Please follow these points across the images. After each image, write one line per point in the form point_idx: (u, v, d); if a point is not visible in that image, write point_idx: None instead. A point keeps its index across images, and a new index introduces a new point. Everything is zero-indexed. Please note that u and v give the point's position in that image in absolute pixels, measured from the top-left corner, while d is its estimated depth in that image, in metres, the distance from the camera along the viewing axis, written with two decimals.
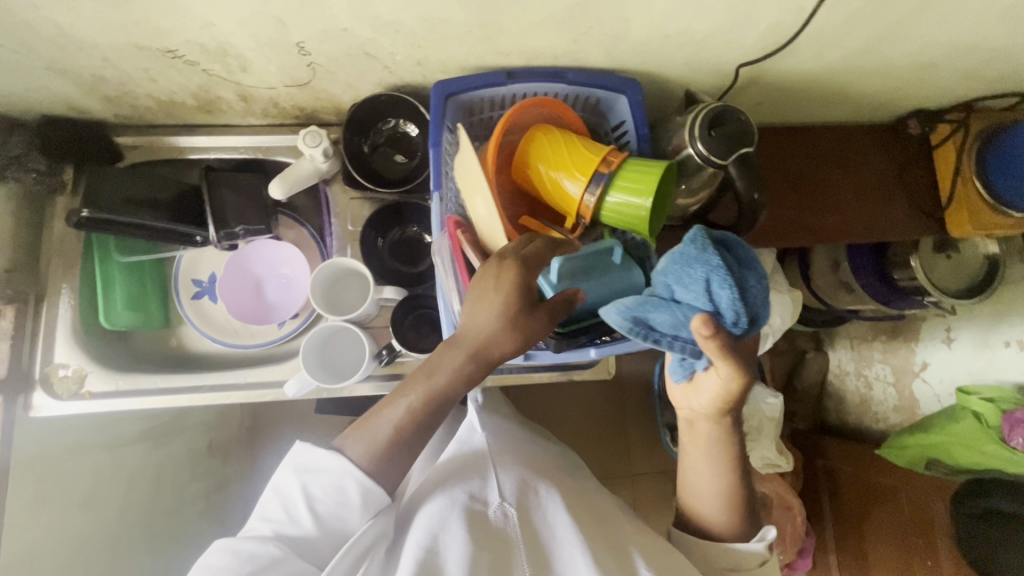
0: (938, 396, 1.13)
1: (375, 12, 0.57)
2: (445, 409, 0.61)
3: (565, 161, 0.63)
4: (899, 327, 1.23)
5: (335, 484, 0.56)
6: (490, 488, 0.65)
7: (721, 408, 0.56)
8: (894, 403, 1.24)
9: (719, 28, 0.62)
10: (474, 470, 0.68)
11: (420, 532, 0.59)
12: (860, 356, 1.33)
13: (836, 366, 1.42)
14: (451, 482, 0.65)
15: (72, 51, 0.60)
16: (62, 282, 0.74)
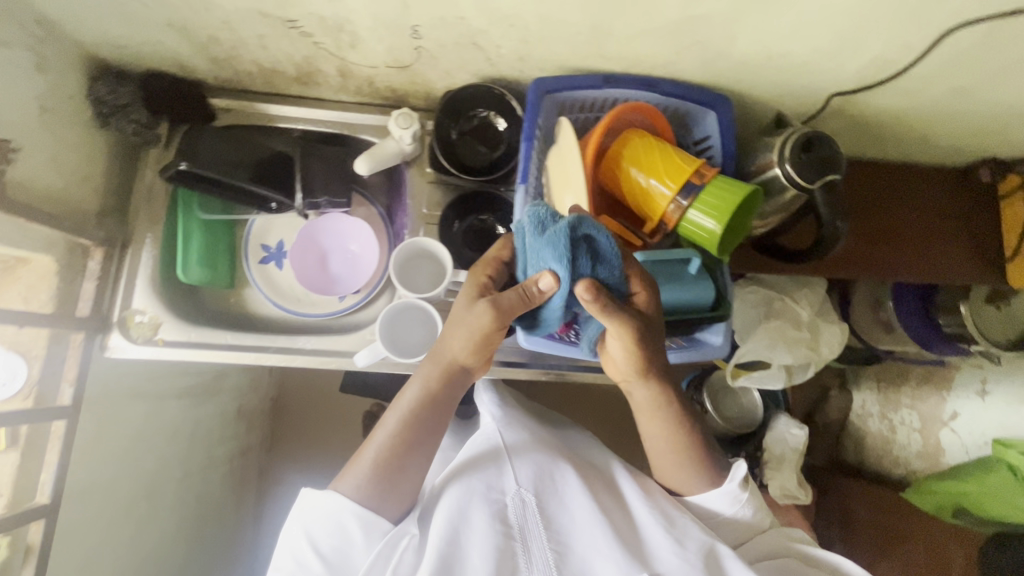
0: (966, 447, 1.10)
1: (497, 5, 0.59)
2: (415, 424, 0.65)
3: (656, 167, 0.65)
4: (932, 373, 1.17)
5: (335, 523, 0.59)
6: (506, 476, 0.67)
7: (640, 365, 0.64)
8: (918, 449, 1.18)
9: (821, 56, 0.63)
10: (487, 456, 0.69)
11: (441, 521, 0.61)
12: (887, 398, 1.26)
13: (859, 406, 1.33)
14: (466, 471, 0.66)
15: (197, 11, 0.63)
16: (148, 232, 0.77)
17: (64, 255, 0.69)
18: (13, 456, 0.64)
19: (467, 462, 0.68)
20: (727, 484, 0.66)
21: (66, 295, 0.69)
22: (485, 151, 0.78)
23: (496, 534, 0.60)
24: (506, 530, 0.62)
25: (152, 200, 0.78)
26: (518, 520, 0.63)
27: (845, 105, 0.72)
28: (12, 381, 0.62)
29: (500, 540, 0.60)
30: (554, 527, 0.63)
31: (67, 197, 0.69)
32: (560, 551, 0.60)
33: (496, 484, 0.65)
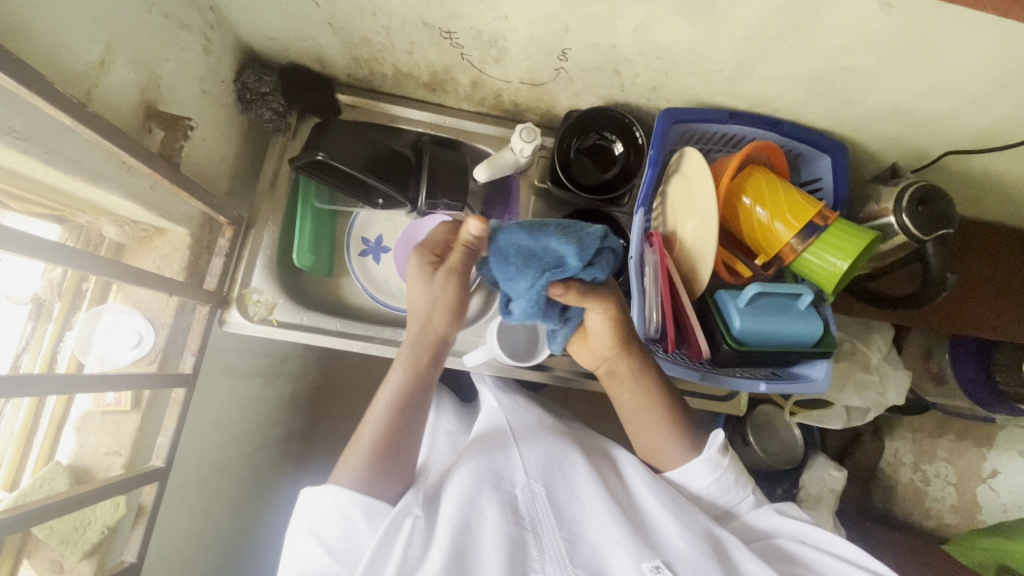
0: (1006, 508, 1.11)
1: (653, 38, 0.62)
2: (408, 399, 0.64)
3: (780, 204, 0.68)
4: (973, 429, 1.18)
5: (338, 514, 0.57)
6: (514, 466, 0.64)
7: (617, 341, 0.66)
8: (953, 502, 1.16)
9: (945, 116, 0.66)
10: (491, 443, 0.67)
11: (453, 508, 0.58)
12: (920, 450, 1.22)
13: (890, 456, 1.27)
14: (475, 457, 0.64)
15: (363, 15, 0.66)
16: (270, 216, 0.80)
17: (198, 229, 0.72)
18: (134, 417, 0.67)
19: (476, 447, 0.66)
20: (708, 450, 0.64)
21: (196, 267, 0.72)
22: (599, 172, 0.81)
23: (506, 524, 0.58)
24: (516, 521, 0.59)
25: (276, 187, 0.82)
26: (529, 512, 0.60)
27: (956, 161, 0.74)
28: (142, 344, 0.68)
29: (512, 531, 0.57)
30: (564, 518, 0.60)
31: (206, 172, 0.72)
32: (572, 540, 0.57)
33: (505, 474, 0.63)
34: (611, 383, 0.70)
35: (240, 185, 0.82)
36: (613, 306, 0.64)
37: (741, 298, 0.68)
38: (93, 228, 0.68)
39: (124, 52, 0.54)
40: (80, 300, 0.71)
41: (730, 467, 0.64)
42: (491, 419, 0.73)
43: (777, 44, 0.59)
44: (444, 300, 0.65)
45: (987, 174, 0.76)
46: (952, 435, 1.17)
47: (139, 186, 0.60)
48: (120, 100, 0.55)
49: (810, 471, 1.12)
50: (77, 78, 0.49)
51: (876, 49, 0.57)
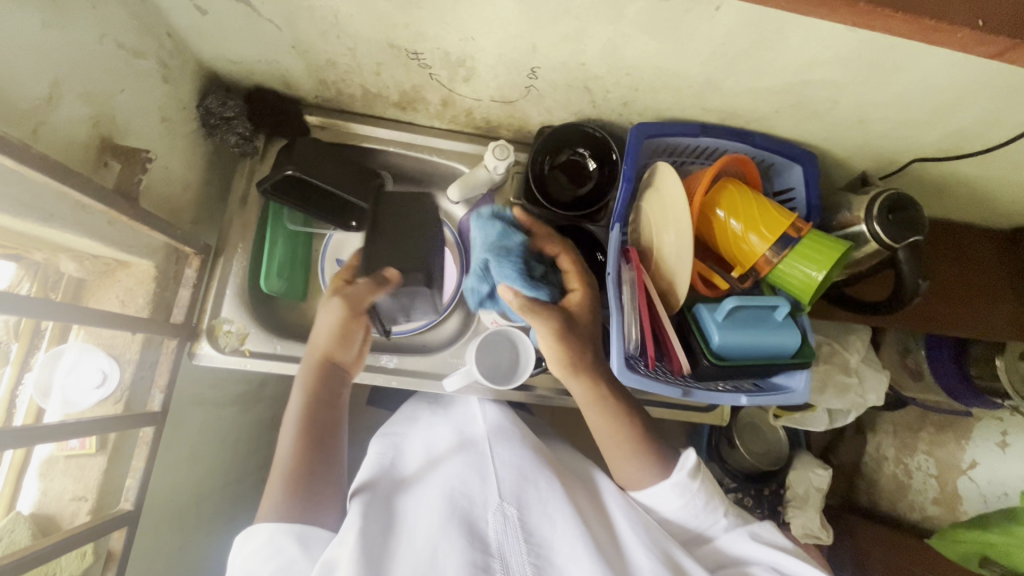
0: (984, 496, 1.06)
1: (621, 56, 0.62)
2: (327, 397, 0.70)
3: (754, 216, 0.68)
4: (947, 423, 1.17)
5: (272, 548, 0.58)
6: (489, 485, 0.62)
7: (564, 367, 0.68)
8: (933, 495, 1.14)
9: (912, 124, 0.67)
10: (470, 464, 0.66)
11: (421, 546, 0.56)
12: (902, 444, 1.24)
13: (874, 449, 1.31)
14: (449, 484, 0.62)
15: (327, 38, 0.65)
16: (239, 243, 0.78)
17: (162, 260, 0.70)
18: (99, 459, 0.64)
19: (449, 470, 0.65)
20: (680, 475, 0.64)
21: (162, 301, 0.69)
22: (572, 188, 0.80)
23: (472, 550, 0.55)
24: (483, 547, 0.57)
25: (246, 212, 0.80)
26: (498, 536, 0.58)
27: (924, 167, 0.75)
28: (106, 383, 0.65)
29: (477, 557, 0.55)
30: (533, 539, 0.59)
31: (169, 202, 0.70)
32: (539, 565, 0.57)
33: (478, 496, 0.61)
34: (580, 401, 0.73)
35: (207, 211, 0.80)
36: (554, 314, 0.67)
37: (718, 310, 0.68)
38: (51, 265, 0.66)
39: (74, 85, 0.52)
40: (38, 339, 0.68)
41: (697, 491, 0.65)
42: (475, 439, 0.71)
43: (745, 60, 0.59)
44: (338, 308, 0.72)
45: (954, 177, 0.77)
46: (930, 428, 1.18)
47: (97, 223, 0.58)
48: (71, 135, 0.53)
49: (795, 470, 1.11)
50: (23, 116, 0.47)
51: (841, 63, 0.58)
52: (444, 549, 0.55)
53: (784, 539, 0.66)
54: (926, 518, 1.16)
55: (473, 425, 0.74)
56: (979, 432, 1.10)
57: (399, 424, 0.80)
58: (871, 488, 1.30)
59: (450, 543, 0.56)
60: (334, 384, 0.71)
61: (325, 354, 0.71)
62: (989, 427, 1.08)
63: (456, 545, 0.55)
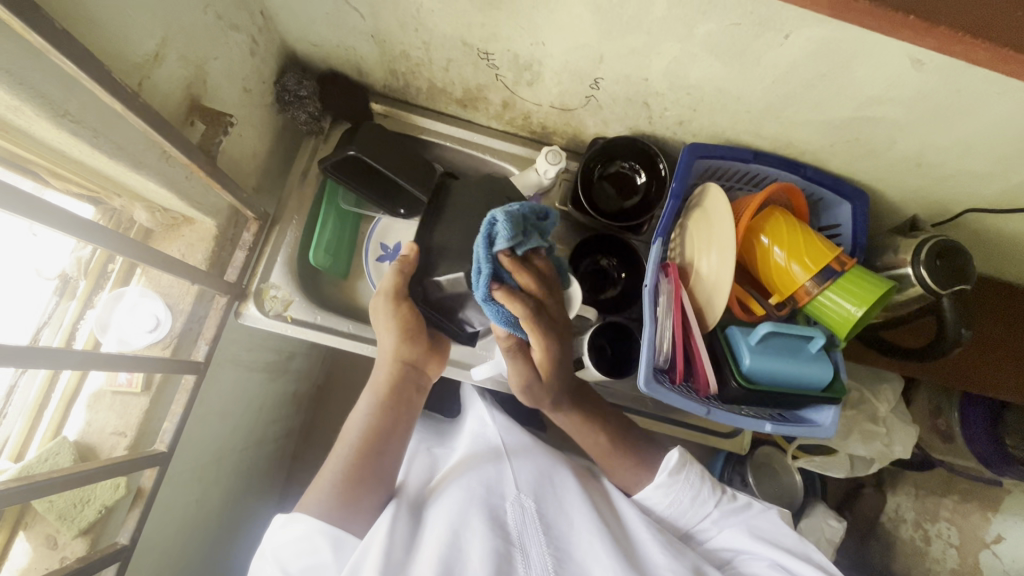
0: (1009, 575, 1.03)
1: (684, 75, 0.64)
2: (392, 408, 0.68)
3: (798, 246, 0.68)
4: (975, 491, 1.12)
5: (308, 545, 0.56)
6: (507, 480, 0.64)
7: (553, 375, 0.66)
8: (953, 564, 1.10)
9: (970, 173, 0.67)
10: (486, 462, 0.67)
11: (442, 528, 0.57)
12: (923, 508, 1.19)
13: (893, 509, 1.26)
14: (467, 477, 0.64)
15: (405, 30, 0.69)
16: (294, 215, 0.82)
17: (224, 222, 0.74)
18: (143, 399, 0.68)
19: (468, 465, 0.67)
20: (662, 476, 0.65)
21: (218, 259, 0.73)
22: (618, 200, 0.82)
23: (493, 536, 0.56)
24: (503, 534, 0.58)
25: (304, 187, 0.84)
26: (517, 525, 0.59)
27: (978, 218, 0.75)
28: (158, 328, 0.69)
29: (499, 544, 0.56)
30: (551, 531, 0.59)
31: (238, 168, 0.74)
32: (558, 555, 0.57)
33: (496, 488, 0.63)
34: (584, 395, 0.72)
35: (270, 183, 0.84)
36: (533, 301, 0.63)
37: (751, 334, 0.68)
38: (125, 212, 0.69)
39: (176, 47, 0.57)
40: (104, 280, 0.72)
41: (682, 485, 0.65)
42: (488, 437, 0.73)
43: (807, 90, 0.61)
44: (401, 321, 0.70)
45: (1009, 233, 0.76)
46: (957, 494, 1.15)
47: (176, 176, 0.63)
48: (166, 92, 0.57)
49: (809, 518, 1.08)
50: (130, 69, 0.52)
51: (904, 103, 0.58)
52: (468, 533, 0.57)
53: (789, 530, 0.63)
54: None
55: (486, 425, 0.76)
56: (1009, 505, 1.06)
57: (428, 438, 0.82)
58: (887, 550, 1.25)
59: (473, 529, 0.57)
60: (402, 402, 0.70)
61: (397, 357, 0.70)
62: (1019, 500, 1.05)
63: (478, 531, 0.56)
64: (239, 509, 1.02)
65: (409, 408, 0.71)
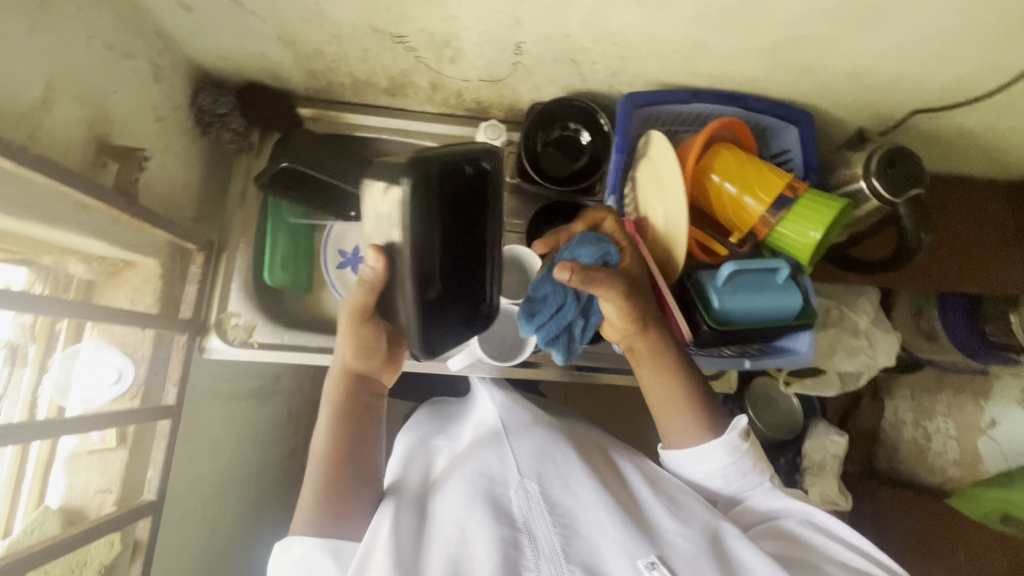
0: (1006, 455, 1.05)
1: (604, 25, 0.62)
2: (358, 422, 0.66)
3: (750, 180, 0.67)
4: (969, 383, 1.16)
5: (306, 564, 0.57)
6: (508, 466, 0.64)
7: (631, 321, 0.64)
8: (955, 456, 1.15)
9: (906, 77, 0.66)
10: (488, 449, 0.67)
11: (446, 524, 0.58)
12: (921, 406, 1.24)
13: (893, 414, 1.31)
14: (469, 468, 0.64)
15: (311, 26, 0.65)
16: (241, 238, 0.80)
17: (167, 259, 0.71)
18: (120, 453, 0.67)
19: (470, 453, 0.68)
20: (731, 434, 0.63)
21: (171, 298, 0.72)
22: (568, 164, 0.80)
23: (498, 526, 0.57)
24: (508, 521, 0.58)
25: (246, 206, 0.81)
26: (522, 512, 0.59)
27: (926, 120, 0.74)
28: (122, 379, 0.67)
29: (503, 532, 0.56)
30: (558, 511, 0.59)
31: (169, 201, 0.71)
32: (566, 534, 0.57)
33: (498, 477, 0.62)
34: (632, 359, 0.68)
35: (209, 209, 0.81)
36: (626, 293, 0.62)
37: (717, 277, 0.67)
38: (60, 268, 0.66)
39: (67, 89, 0.54)
40: (55, 341, 0.70)
41: (748, 452, 0.64)
42: (489, 425, 0.72)
43: (729, 20, 0.59)
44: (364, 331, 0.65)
45: (957, 129, 0.75)
46: (949, 389, 1.16)
47: (100, 223, 0.60)
48: (66, 138, 0.54)
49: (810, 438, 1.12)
50: (20, 120, 0.49)
51: (827, 16, 0.57)
52: (472, 527, 0.57)
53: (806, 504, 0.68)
54: (948, 480, 1.16)
55: (488, 412, 0.75)
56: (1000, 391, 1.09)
57: (430, 430, 0.80)
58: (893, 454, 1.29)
59: (476, 521, 0.57)
60: (365, 415, 0.67)
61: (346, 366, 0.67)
62: (1010, 385, 1.07)
63: (481, 525, 0.56)
64: (253, 537, 1.02)
65: (371, 414, 0.68)
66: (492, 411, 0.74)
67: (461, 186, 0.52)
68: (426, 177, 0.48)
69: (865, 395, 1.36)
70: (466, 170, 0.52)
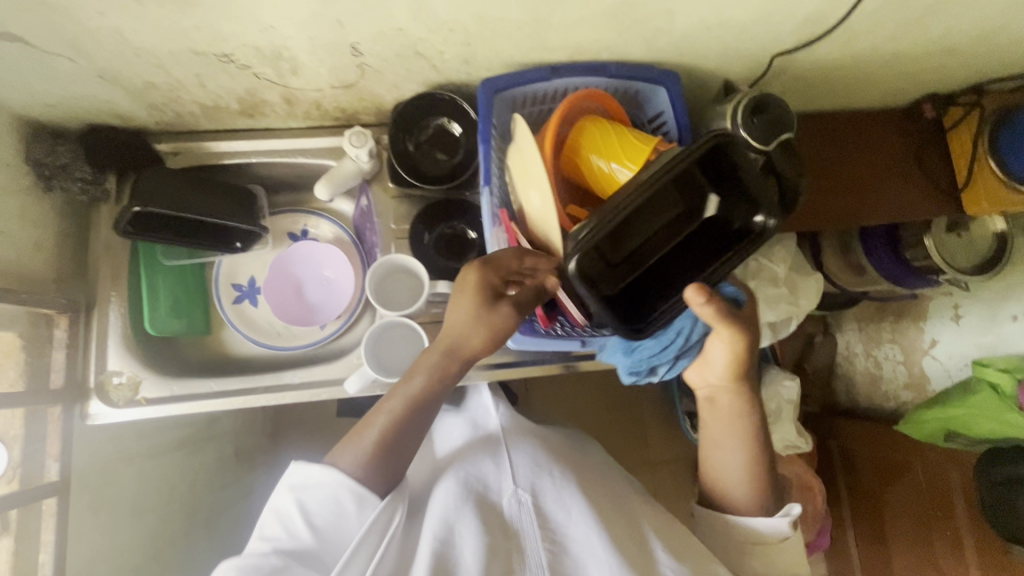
0: (949, 372, 1.08)
1: (433, 13, 0.58)
2: (429, 409, 0.66)
3: (616, 151, 0.65)
4: (907, 307, 1.17)
5: (330, 497, 0.59)
6: (504, 475, 0.66)
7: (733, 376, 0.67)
8: (904, 379, 1.17)
9: (757, 20, 0.64)
10: (486, 456, 0.69)
11: (434, 523, 0.60)
12: (868, 336, 1.26)
13: (845, 348, 1.33)
14: (466, 473, 0.66)
15: (129, 59, 0.61)
16: (111, 289, 0.76)
17: (26, 328, 0.67)
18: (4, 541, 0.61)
19: (466, 455, 0.70)
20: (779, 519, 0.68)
21: (36, 367, 0.68)
22: (445, 159, 0.77)
23: (486, 532, 0.59)
24: (498, 528, 0.60)
25: (114, 257, 0.77)
26: (513, 518, 0.61)
27: (794, 59, 0.73)
28: None
29: (491, 538, 0.59)
30: (549, 524, 0.61)
31: (15, 268, 0.66)
32: (554, 549, 0.58)
33: (493, 485, 0.65)
34: (705, 409, 0.72)
35: (75, 266, 0.76)
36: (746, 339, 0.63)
37: None
38: None
39: None
40: None
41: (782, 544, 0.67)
42: (489, 433, 0.74)
43: None
44: (485, 321, 0.62)
45: (827, 64, 0.74)
46: (891, 317, 1.20)
47: None
48: None
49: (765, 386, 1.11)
50: None
51: None
52: (459, 526, 0.59)
53: None
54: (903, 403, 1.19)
55: (489, 418, 0.77)
56: (934, 310, 1.11)
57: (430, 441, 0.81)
58: (850, 385, 1.32)
59: (465, 522, 0.60)
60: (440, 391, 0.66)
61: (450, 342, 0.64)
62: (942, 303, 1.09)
63: (471, 528, 0.59)
64: None
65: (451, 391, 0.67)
66: (494, 417, 0.77)
67: (720, 233, 0.58)
68: (702, 220, 0.57)
69: (815, 335, 1.37)
70: (757, 226, 0.56)
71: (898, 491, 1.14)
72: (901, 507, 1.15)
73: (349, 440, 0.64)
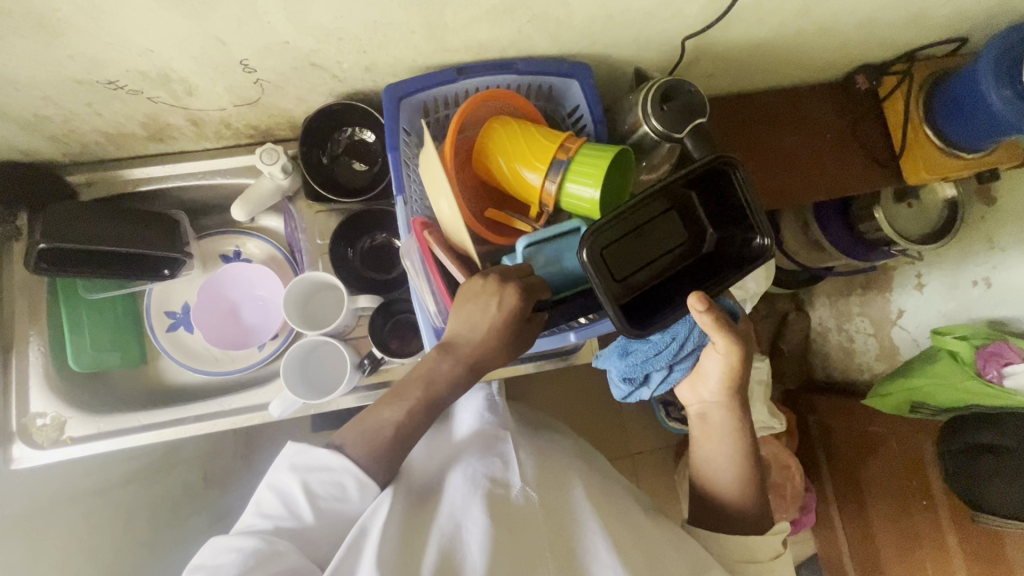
0: (916, 340, 1.05)
1: (315, 22, 0.56)
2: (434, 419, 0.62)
3: (523, 151, 0.63)
4: (872, 279, 1.15)
5: (335, 482, 0.56)
6: (514, 471, 0.61)
7: (730, 390, 0.63)
8: (875, 352, 1.14)
9: (659, 4, 0.62)
10: (493, 453, 0.64)
11: (443, 517, 0.55)
12: (839, 311, 1.23)
13: (818, 324, 1.30)
14: (472, 467, 0.61)
15: (9, 93, 0.59)
16: (29, 328, 0.75)
17: None
18: None
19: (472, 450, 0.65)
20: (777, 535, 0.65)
21: None
22: (364, 170, 0.76)
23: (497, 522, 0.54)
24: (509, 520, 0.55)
25: (34, 295, 0.76)
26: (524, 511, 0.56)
27: (711, 40, 0.71)
28: None
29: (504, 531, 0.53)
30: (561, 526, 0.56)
31: None
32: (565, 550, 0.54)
33: (501, 478, 0.60)
34: (698, 425, 0.67)
35: None
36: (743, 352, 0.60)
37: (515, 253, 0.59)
38: None
39: None
40: None
41: None
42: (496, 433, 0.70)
43: None
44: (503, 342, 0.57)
45: (745, 42, 0.72)
46: (859, 288, 1.17)
47: None
48: None
49: None
50: None
51: None
52: (468, 518, 0.54)
53: None
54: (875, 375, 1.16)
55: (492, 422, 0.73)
56: (898, 280, 1.08)
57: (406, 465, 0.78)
58: (825, 361, 1.29)
59: (474, 514, 0.54)
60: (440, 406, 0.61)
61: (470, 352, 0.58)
62: (905, 272, 1.07)
63: (482, 518, 0.53)
64: None
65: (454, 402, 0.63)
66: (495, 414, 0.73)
67: (726, 258, 0.55)
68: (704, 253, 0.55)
69: (789, 312, 1.33)
70: (756, 250, 0.53)
71: (875, 464, 1.11)
72: (877, 481, 1.12)
73: (356, 425, 0.60)
